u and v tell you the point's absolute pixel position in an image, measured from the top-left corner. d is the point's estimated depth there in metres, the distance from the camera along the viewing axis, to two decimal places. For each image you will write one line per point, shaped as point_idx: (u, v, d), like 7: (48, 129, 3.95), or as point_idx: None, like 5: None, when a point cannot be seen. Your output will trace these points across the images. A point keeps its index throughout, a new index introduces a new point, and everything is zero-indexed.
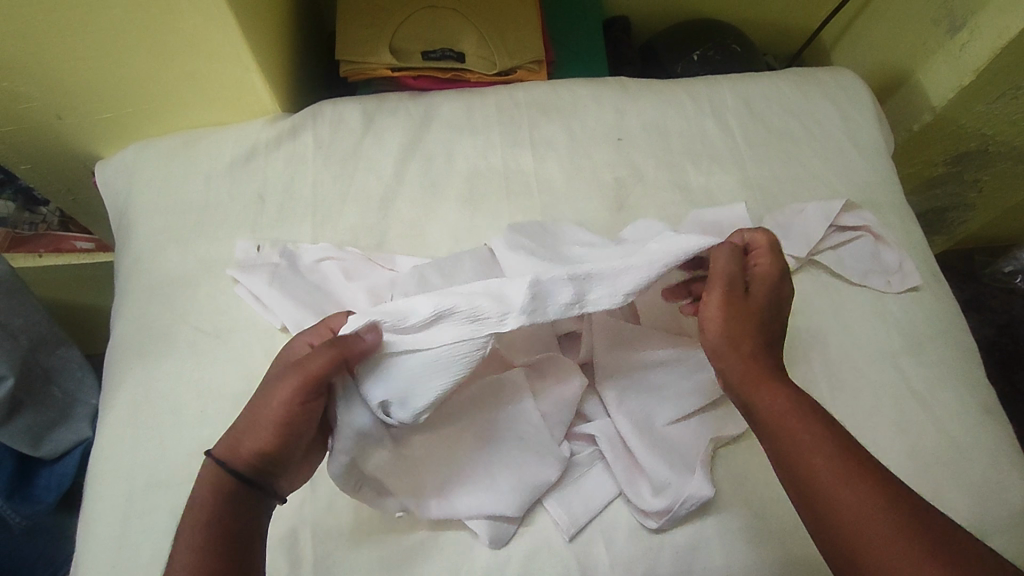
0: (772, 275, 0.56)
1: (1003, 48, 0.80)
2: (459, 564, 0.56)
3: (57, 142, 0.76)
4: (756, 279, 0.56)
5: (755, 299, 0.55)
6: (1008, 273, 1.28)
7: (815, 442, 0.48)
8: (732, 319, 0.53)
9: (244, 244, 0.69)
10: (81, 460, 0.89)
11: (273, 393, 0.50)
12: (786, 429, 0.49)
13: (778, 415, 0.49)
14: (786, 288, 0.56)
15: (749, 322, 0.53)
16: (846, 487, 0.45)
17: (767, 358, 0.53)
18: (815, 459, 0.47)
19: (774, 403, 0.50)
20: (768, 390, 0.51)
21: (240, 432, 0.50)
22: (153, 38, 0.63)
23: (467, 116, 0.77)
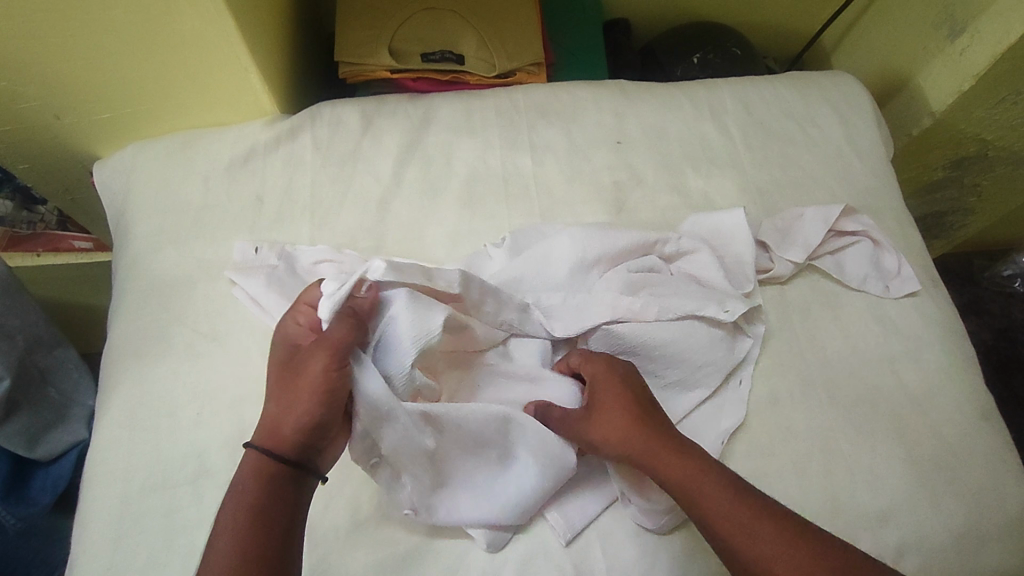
0: (603, 370, 0.58)
1: (1003, 53, 0.80)
2: (455, 568, 0.56)
3: (56, 142, 0.76)
4: (597, 382, 0.57)
5: (605, 397, 0.56)
6: (1007, 277, 1.28)
7: (721, 502, 0.50)
8: (601, 425, 0.55)
9: (243, 244, 0.69)
10: (76, 464, 0.89)
11: (305, 366, 0.51)
12: (692, 494, 0.51)
13: (693, 497, 0.51)
14: (631, 375, 0.58)
15: (619, 421, 0.55)
16: (761, 539, 0.48)
17: (658, 440, 0.54)
18: (725, 519, 0.50)
19: (675, 474, 0.52)
20: (669, 460, 0.53)
21: (283, 416, 0.51)
22: (153, 39, 0.63)
23: (466, 119, 0.77)
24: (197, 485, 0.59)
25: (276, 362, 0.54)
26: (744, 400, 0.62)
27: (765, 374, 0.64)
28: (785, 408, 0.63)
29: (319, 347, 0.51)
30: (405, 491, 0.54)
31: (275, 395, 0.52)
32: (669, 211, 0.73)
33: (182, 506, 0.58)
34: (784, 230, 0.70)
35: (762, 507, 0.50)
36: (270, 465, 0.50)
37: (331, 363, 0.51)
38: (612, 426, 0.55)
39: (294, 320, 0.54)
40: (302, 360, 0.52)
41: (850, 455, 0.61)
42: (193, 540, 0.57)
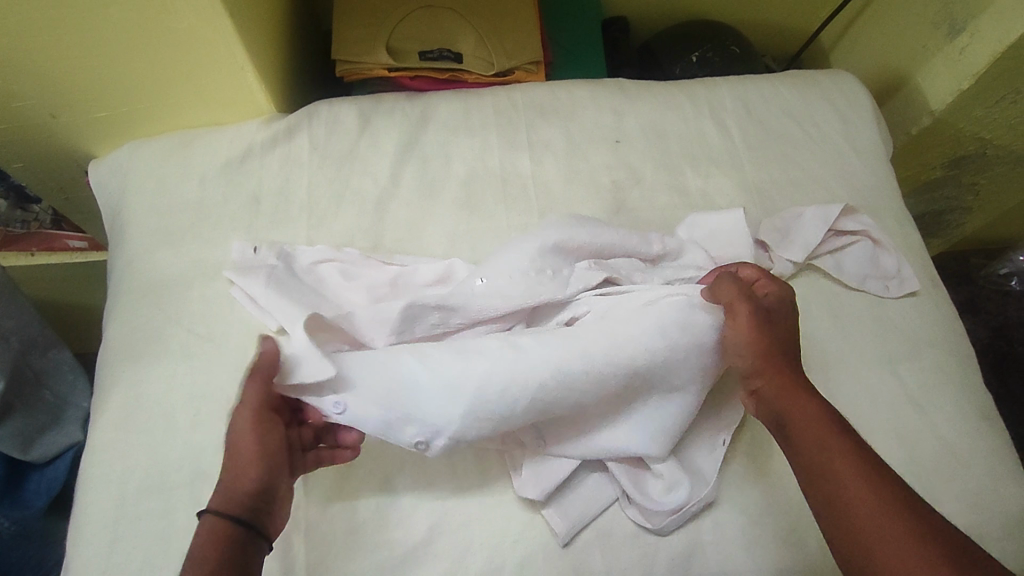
0: (784, 296, 0.56)
1: (1003, 52, 0.80)
2: (453, 570, 0.56)
3: (50, 141, 0.75)
4: (773, 300, 0.56)
5: (773, 317, 0.55)
6: (1003, 276, 1.28)
7: (837, 445, 0.48)
8: (757, 331, 0.54)
9: (241, 245, 0.68)
10: (71, 465, 0.88)
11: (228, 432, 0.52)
12: (811, 434, 0.49)
13: (809, 423, 0.50)
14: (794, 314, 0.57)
15: (774, 336, 0.54)
16: (869, 493, 0.45)
17: (798, 371, 0.54)
18: (836, 467, 0.47)
19: (801, 410, 0.51)
20: (797, 397, 0.52)
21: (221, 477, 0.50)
22: (149, 38, 0.63)
23: (464, 118, 0.77)
24: (194, 487, 0.59)
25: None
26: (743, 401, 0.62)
27: None
28: None
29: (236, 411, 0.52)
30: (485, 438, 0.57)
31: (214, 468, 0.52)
32: (668, 210, 0.73)
33: (177, 509, 0.58)
34: (783, 229, 0.70)
35: (879, 473, 0.47)
36: (220, 524, 0.48)
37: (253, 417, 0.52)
38: (765, 338, 0.54)
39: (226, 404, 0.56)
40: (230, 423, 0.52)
41: None
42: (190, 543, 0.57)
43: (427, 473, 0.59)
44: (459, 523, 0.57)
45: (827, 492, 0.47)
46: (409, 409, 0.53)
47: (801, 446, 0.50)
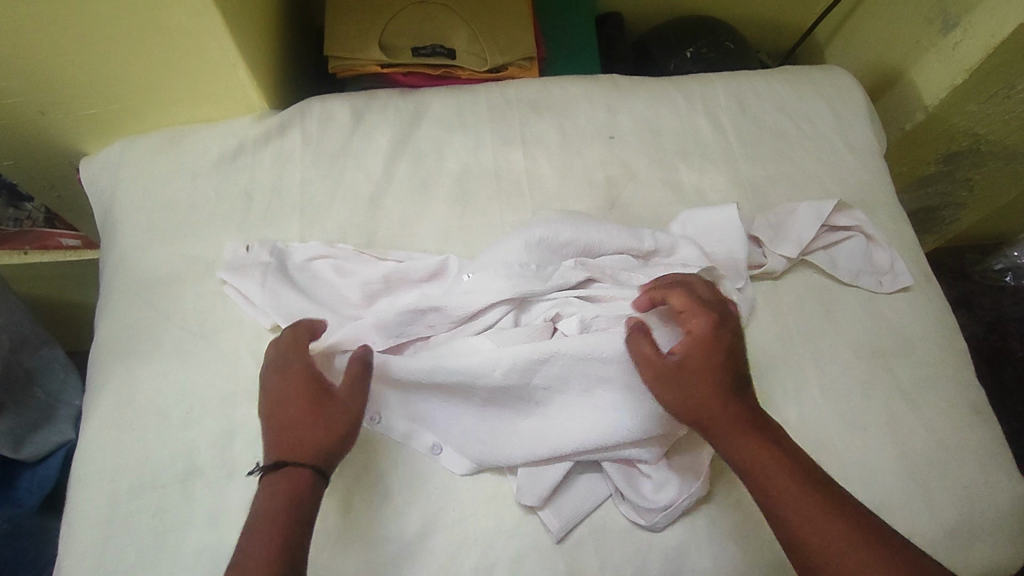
0: (704, 336, 0.53)
1: (996, 48, 0.80)
2: (446, 568, 0.56)
3: (40, 138, 0.75)
4: (693, 346, 0.53)
5: (690, 369, 0.52)
6: (997, 271, 1.28)
7: (785, 481, 0.49)
8: (673, 395, 0.52)
9: (233, 244, 0.68)
10: (63, 463, 0.87)
11: (329, 394, 0.53)
12: (775, 483, 0.49)
13: (755, 463, 0.50)
14: (729, 333, 0.54)
15: (696, 393, 0.52)
16: (823, 530, 0.47)
17: (738, 413, 0.52)
18: (806, 514, 0.48)
19: (759, 457, 0.50)
20: (749, 444, 0.51)
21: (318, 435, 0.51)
22: (139, 35, 0.63)
23: (457, 114, 0.76)
24: (186, 484, 0.59)
25: (275, 397, 0.53)
26: None
27: (759, 369, 0.64)
28: (778, 404, 0.62)
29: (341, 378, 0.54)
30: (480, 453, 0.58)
31: (285, 420, 0.52)
32: (662, 206, 0.73)
33: (170, 506, 0.58)
34: (777, 225, 0.70)
35: (843, 510, 0.48)
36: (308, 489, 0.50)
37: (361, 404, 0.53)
38: (698, 389, 0.52)
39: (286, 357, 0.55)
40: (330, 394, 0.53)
41: (842, 450, 0.61)
42: (183, 541, 0.57)
43: (419, 471, 0.59)
44: (451, 521, 0.57)
45: (797, 541, 0.48)
46: (469, 439, 0.58)
47: (768, 496, 0.49)
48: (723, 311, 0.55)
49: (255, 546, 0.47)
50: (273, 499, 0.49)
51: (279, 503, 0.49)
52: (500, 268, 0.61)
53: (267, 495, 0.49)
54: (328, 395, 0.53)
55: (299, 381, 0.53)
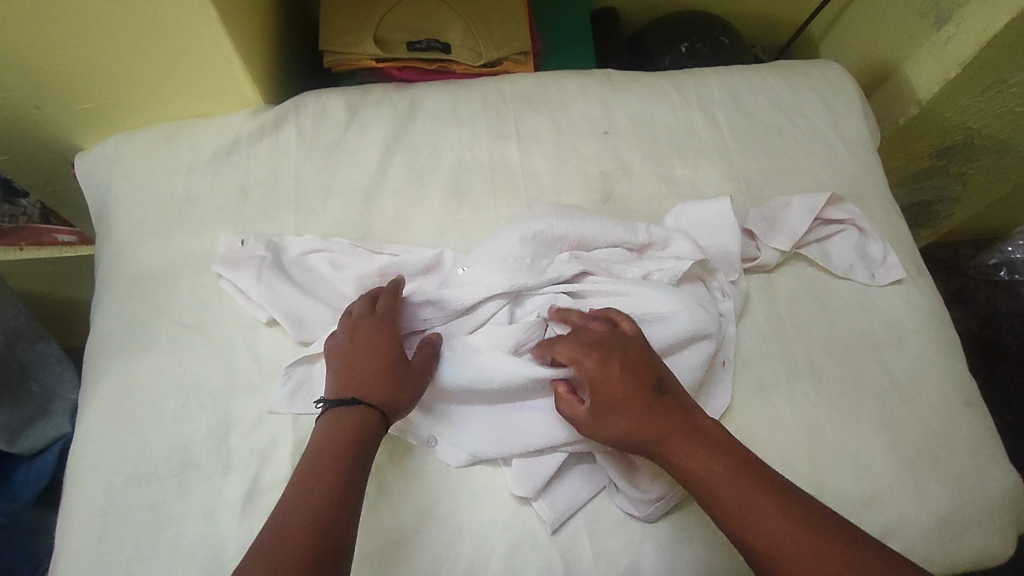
0: (600, 372, 0.53)
1: (988, 42, 0.80)
2: (441, 560, 0.56)
3: (35, 133, 0.75)
4: (593, 383, 0.53)
5: (598, 405, 0.53)
6: (992, 266, 1.29)
7: (727, 483, 0.49)
8: (595, 430, 0.53)
9: (227, 239, 0.68)
10: (59, 457, 0.87)
11: (410, 361, 0.57)
12: (719, 489, 0.49)
13: (695, 471, 0.50)
14: (624, 358, 0.54)
15: (613, 426, 0.53)
16: (772, 526, 0.47)
17: (666, 429, 0.52)
18: (752, 515, 0.48)
19: (698, 466, 0.50)
20: (687, 458, 0.51)
21: (395, 391, 0.54)
22: (133, 29, 0.63)
23: (452, 108, 0.77)
24: (182, 478, 0.59)
25: (362, 345, 0.56)
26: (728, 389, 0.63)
27: (753, 361, 0.64)
28: (772, 397, 0.63)
29: (421, 350, 0.58)
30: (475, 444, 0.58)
31: (372, 371, 0.54)
32: (656, 200, 0.73)
33: (166, 499, 0.58)
34: (770, 219, 0.70)
35: (789, 503, 0.48)
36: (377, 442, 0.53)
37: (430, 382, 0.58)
38: (616, 427, 0.53)
39: (377, 316, 0.58)
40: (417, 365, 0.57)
41: (835, 442, 0.61)
42: (179, 533, 0.57)
43: (414, 463, 0.59)
44: (447, 513, 0.57)
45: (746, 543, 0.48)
46: (497, 441, 0.58)
47: (715, 504, 0.49)
48: (618, 340, 0.55)
49: (328, 472, 0.49)
50: (344, 434, 0.51)
51: (351, 440, 0.51)
52: (497, 263, 0.61)
53: (351, 433, 0.51)
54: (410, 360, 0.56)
55: (388, 339, 0.56)
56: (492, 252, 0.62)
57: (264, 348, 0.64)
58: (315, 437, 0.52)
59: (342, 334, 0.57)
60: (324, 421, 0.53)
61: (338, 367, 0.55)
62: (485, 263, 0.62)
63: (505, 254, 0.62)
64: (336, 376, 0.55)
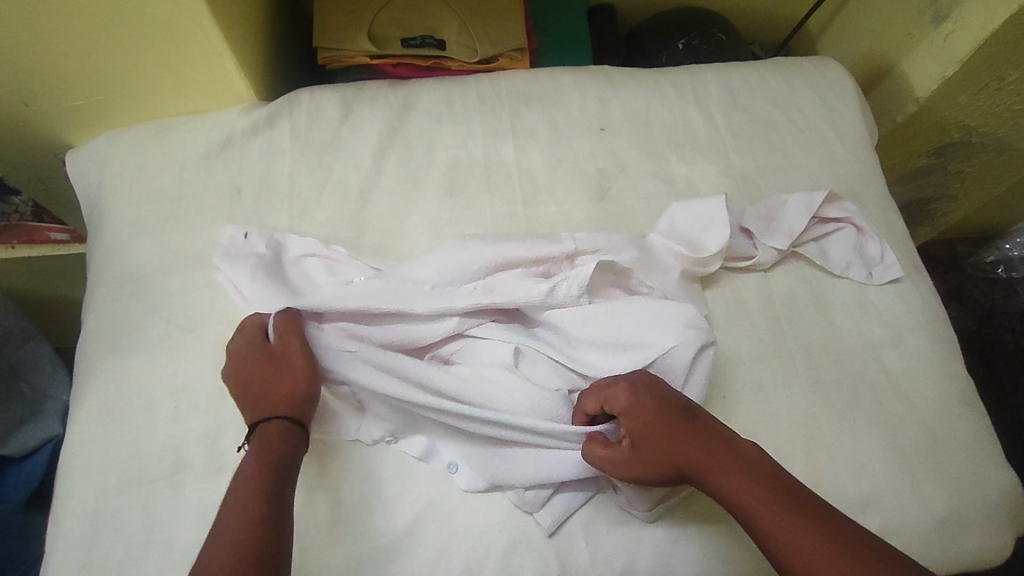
0: (629, 406, 0.54)
1: (987, 38, 0.79)
2: (435, 564, 0.55)
3: (25, 130, 0.74)
4: (624, 416, 0.54)
5: (630, 438, 0.53)
6: (990, 263, 1.28)
7: (765, 508, 0.48)
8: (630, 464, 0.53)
9: (232, 230, 0.68)
10: (50, 458, 0.88)
11: (275, 356, 0.56)
12: (754, 510, 0.48)
13: (733, 497, 0.50)
14: (651, 389, 0.54)
15: (648, 458, 0.52)
16: (813, 550, 0.46)
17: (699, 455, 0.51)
18: (790, 534, 0.47)
19: (735, 488, 0.49)
20: (722, 479, 0.50)
21: (278, 391, 0.54)
22: (123, 25, 0.62)
23: (447, 105, 0.76)
24: (174, 479, 0.58)
25: (238, 378, 0.56)
26: (724, 389, 0.62)
27: (749, 361, 0.64)
28: (769, 397, 0.62)
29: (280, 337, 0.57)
30: (492, 474, 0.57)
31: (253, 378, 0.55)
32: (653, 198, 0.73)
33: (157, 501, 0.57)
34: (768, 217, 0.70)
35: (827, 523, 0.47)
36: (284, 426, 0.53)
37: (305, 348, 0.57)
38: (648, 460, 0.52)
39: (236, 342, 0.58)
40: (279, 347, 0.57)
41: (832, 442, 0.61)
42: (171, 535, 0.56)
43: (408, 464, 0.58)
44: (440, 515, 0.57)
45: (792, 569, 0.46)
46: (514, 472, 0.57)
47: (753, 526, 0.48)
48: (642, 375, 0.55)
49: (239, 494, 0.49)
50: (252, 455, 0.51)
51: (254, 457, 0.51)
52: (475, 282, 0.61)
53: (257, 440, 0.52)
54: (273, 356, 0.56)
55: (248, 357, 0.56)
56: (468, 264, 0.61)
57: None
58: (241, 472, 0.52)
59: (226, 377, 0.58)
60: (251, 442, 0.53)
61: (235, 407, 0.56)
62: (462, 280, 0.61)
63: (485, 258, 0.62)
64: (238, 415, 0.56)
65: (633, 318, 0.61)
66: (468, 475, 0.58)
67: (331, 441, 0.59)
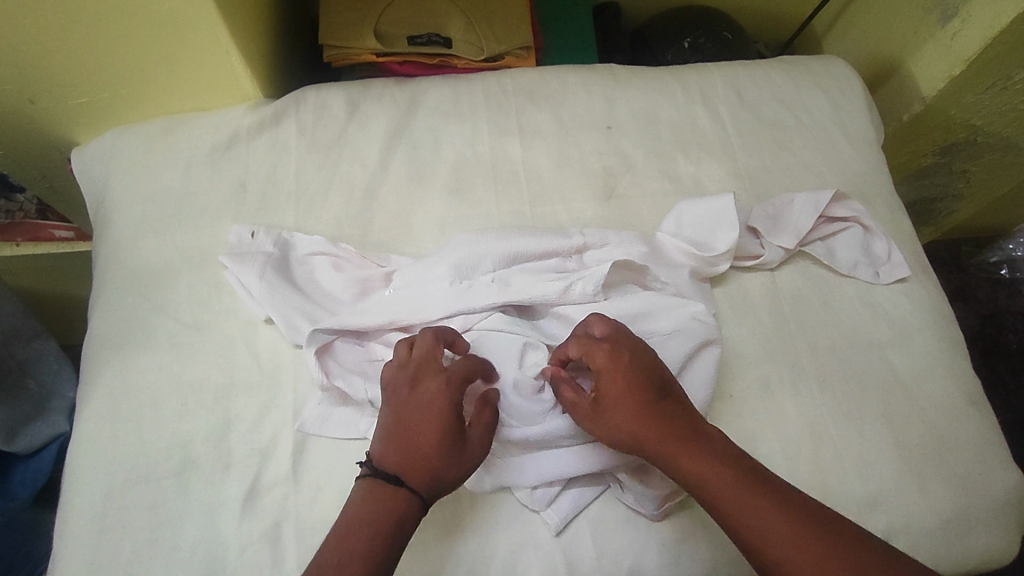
0: (609, 367, 0.54)
1: (995, 37, 0.79)
2: (443, 562, 0.55)
3: (31, 128, 0.74)
4: (602, 377, 0.54)
5: (607, 400, 0.53)
6: (993, 263, 1.28)
7: (735, 490, 0.49)
8: (604, 426, 0.53)
9: (239, 228, 0.67)
10: (57, 456, 0.88)
11: (463, 439, 0.52)
12: (718, 490, 0.49)
13: (701, 475, 0.50)
14: (632, 356, 0.54)
15: (624, 421, 0.53)
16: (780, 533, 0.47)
17: (673, 426, 0.52)
18: (749, 514, 0.48)
19: (698, 467, 0.50)
20: (689, 458, 0.51)
21: (438, 472, 0.50)
22: (131, 21, 0.62)
23: (453, 103, 0.76)
24: (181, 477, 0.58)
25: (419, 413, 0.52)
26: (730, 388, 0.62)
27: (755, 360, 0.64)
28: (775, 396, 0.62)
29: (480, 425, 0.53)
30: (498, 474, 0.57)
31: (417, 438, 0.51)
32: (660, 197, 0.73)
33: (164, 499, 0.57)
34: (774, 216, 0.70)
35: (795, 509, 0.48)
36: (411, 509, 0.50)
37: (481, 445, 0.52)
38: (620, 423, 0.53)
39: (443, 374, 0.53)
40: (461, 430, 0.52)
41: (838, 442, 0.61)
42: (178, 533, 0.56)
43: None
44: (446, 513, 0.57)
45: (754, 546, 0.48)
46: (520, 474, 0.57)
47: (713, 503, 0.50)
48: (625, 337, 0.55)
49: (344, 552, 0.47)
50: (371, 511, 0.49)
51: (379, 521, 0.48)
52: (481, 278, 0.62)
53: (382, 506, 0.49)
54: (461, 436, 0.52)
55: (440, 412, 0.52)
56: (478, 260, 0.62)
57: (263, 347, 0.63)
58: (351, 503, 0.50)
59: (401, 382, 0.54)
60: (367, 492, 0.50)
61: (391, 431, 0.52)
62: (470, 275, 0.62)
63: (493, 260, 0.62)
64: (387, 438, 0.52)
65: (637, 316, 0.61)
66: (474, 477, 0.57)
67: (336, 438, 0.59)
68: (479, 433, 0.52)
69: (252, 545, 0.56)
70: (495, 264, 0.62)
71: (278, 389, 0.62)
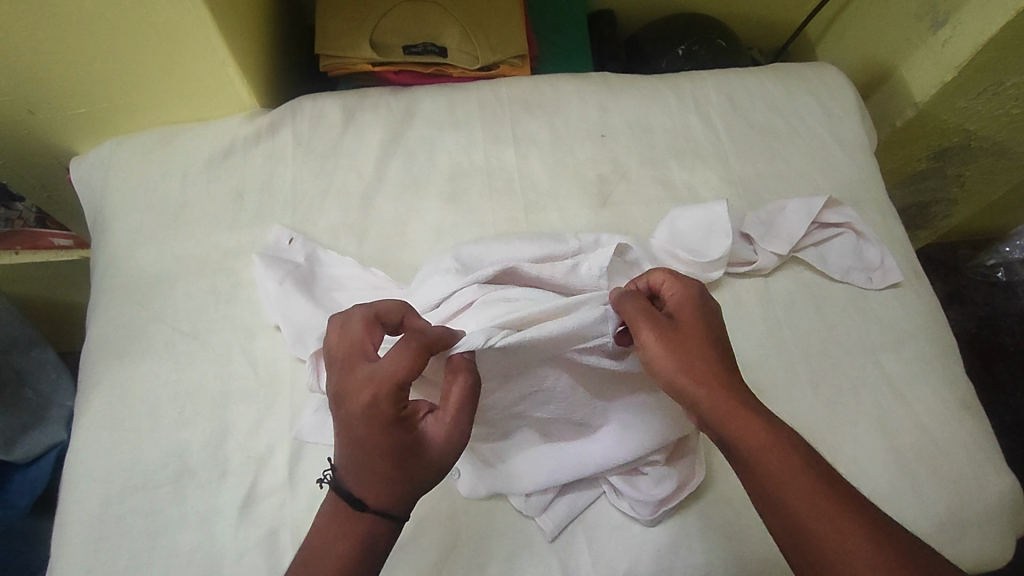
0: (694, 297, 0.54)
1: (986, 44, 0.79)
2: (439, 566, 0.56)
3: (29, 139, 0.74)
4: (683, 306, 0.54)
5: (682, 327, 0.52)
6: (990, 267, 1.29)
7: (778, 463, 0.47)
8: (671, 345, 0.51)
9: (279, 231, 0.69)
10: (55, 464, 0.89)
11: (417, 441, 0.47)
12: (766, 458, 0.48)
13: (744, 442, 0.48)
14: (712, 303, 0.55)
15: (695, 345, 0.51)
16: (818, 508, 0.46)
17: (730, 374, 0.51)
18: (794, 489, 0.46)
19: (743, 433, 0.48)
20: (742, 420, 0.49)
21: (397, 483, 0.47)
22: (128, 33, 0.62)
23: (448, 112, 0.76)
24: (178, 485, 0.59)
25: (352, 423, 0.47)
26: None
27: (749, 366, 0.64)
28: (769, 401, 0.63)
29: (436, 420, 0.48)
30: (491, 480, 0.58)
31: (361, 454, 0.47)
32: (654, 204, 0.73)
33: (162, 507, 0.58)
34: (767, 223, 0.70)
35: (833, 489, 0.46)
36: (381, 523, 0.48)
37: (441, 442, 0.47)
38: (691, 346, 0.51)
39: (369, 375, 0.47)
40: (412, 431, 0.47)
41: (831, 447, 0.61)
42: (176, 541, 0.57)
43: None
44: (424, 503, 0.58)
45: (792, 520, 0.46)
46: (513, 480, 0.58)
47: (757, 473, 0.48)
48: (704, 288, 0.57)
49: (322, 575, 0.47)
50: (343, 533, 0.48)
51: (346, 548, 0.47)
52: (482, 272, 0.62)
53: (349, 526, 0.48)
54: (415, 438, 0.47)
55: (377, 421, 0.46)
56: (479, 260, 0.63)
57: (260, 355, 0.64)
58: (322, 523, 0.49)
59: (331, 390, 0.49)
60: (334, 511, 0.49)
61: (339, 445, 0.48)
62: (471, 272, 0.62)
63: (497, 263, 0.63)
64: (337, 454, 0.49)
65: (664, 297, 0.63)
66: (469, 485, 0.58)
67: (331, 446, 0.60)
68: (435, 428, 0.48)
69: (249, 552, 0.56)
70: (494, 262, 0.63)
71: (275, 397, 0.62)
